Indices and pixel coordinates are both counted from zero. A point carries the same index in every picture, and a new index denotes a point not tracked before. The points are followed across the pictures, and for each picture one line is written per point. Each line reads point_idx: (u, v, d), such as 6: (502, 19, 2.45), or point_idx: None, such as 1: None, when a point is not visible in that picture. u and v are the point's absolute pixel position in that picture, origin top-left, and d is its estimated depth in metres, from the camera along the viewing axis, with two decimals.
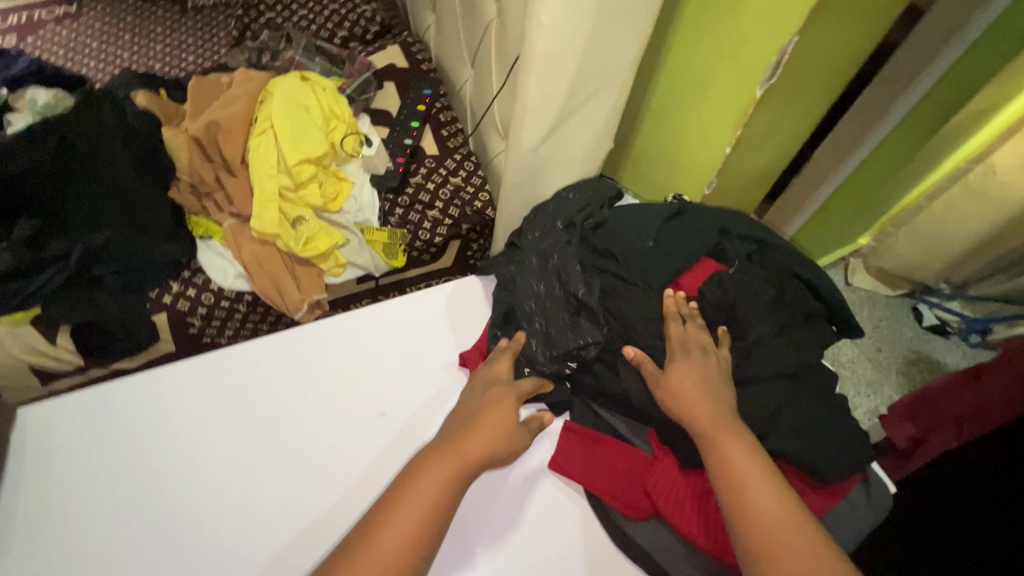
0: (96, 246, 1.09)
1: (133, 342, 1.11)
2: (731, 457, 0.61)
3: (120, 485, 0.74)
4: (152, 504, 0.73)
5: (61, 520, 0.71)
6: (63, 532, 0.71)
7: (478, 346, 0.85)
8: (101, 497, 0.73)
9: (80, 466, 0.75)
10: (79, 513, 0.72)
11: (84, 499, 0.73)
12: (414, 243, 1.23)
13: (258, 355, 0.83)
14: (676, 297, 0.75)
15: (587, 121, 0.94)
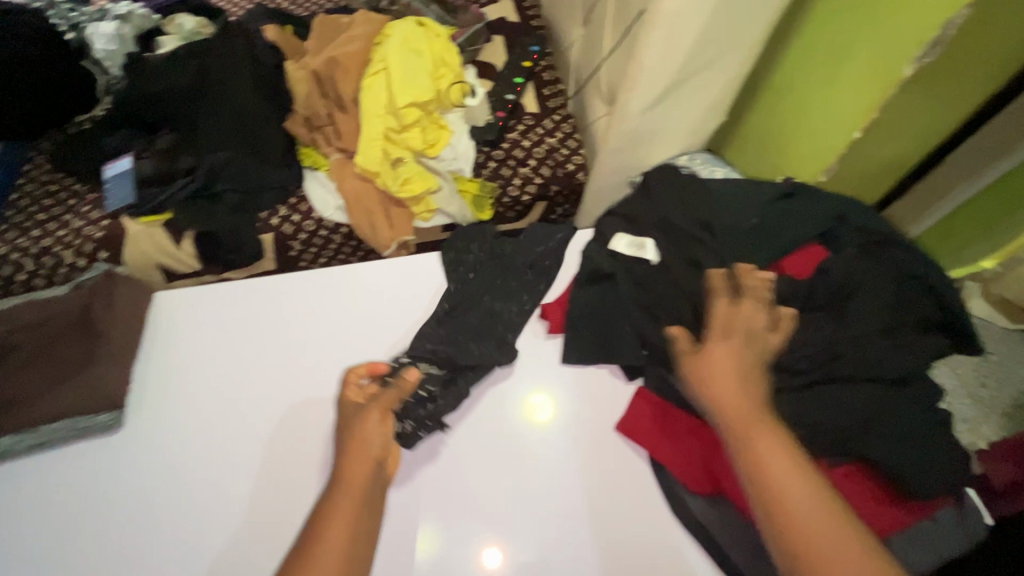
0: (218, 164, 1.17)
1: (242, 255, 1.21)
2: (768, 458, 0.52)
3: (223, 395, 0.74)
4: (262, 399, 0.74)
5: (166, 413, 0.72)
6: (165, 427, 0.72)
7: (561, 299, 0.78)
8: (220, 381, 0.75)
9: (195, 362, 0.76)
10: (200, 392, 0.74)
11: (190, 399, 0.73)
12: (502, 199, 1.26)
13: (368, 275, 0.83)
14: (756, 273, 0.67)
15: (703, 87, 0.89)
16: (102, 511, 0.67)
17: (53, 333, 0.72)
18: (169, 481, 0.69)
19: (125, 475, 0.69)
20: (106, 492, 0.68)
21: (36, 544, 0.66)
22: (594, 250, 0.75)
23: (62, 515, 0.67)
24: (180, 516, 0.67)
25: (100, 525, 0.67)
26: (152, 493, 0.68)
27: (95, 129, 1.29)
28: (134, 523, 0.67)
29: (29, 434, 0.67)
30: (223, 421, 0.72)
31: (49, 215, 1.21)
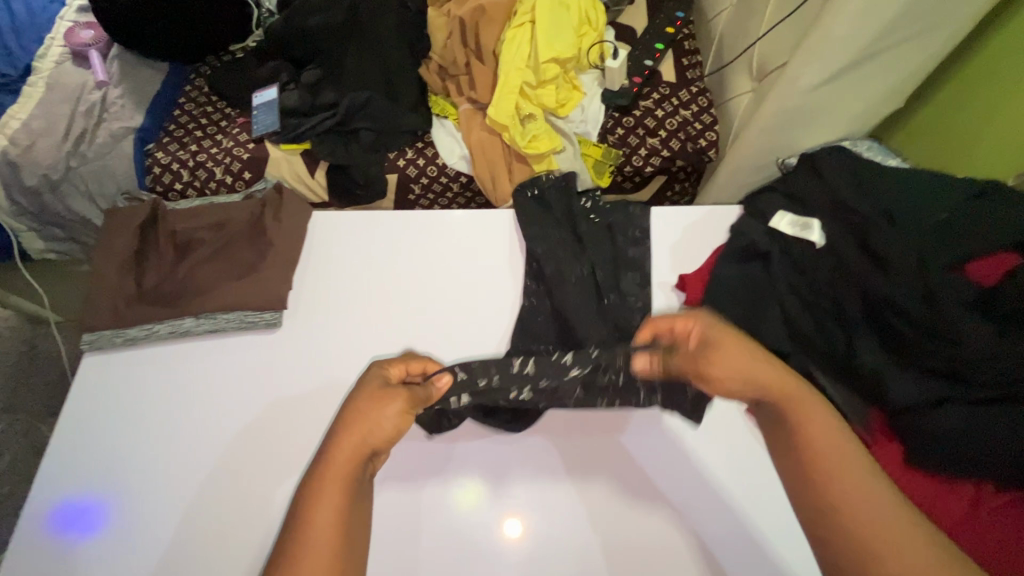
0: (359, 102, 1.22)
1: (368, 191, 1.26)
2: (811, 430, 0.52)
3: (332, 338, 0.74)
4: (406, 331, 0.75)
5: (271, 339, 0.73)
6: (263, 352, 0.72)
7: (702, 270, 0.75)
8: (355, 313, 0.76)
9: (326, 290, 0.77)
10: (341, 318, 0.75)
11: (304, 331, 0.74)
12: (623, 167, 1.22)
13: (519, 228, 0.83)
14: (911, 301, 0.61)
15: (887, 69, 0.82)
16: (219, 415, 0.69)
17: (228, 231, 0.77)
18: (284, 401, 0.69)
19: (247, 384, 0.71)
20: (228, 397, 0.70)
21: (157, 431, 0.68)
22: (750, 226, 0.73)
23: (185, 409, 0.69)
24: (282, 439, 0.67)
25: (214, 428, 0.68)
26: (264, 410, 0.69)
27: (251, 58, 1.39)
28: (242, 435, 0.68)
29: (197, 321, 0.72)
30: (366, 347, 0.74)
31: (205, 134, 1.31)
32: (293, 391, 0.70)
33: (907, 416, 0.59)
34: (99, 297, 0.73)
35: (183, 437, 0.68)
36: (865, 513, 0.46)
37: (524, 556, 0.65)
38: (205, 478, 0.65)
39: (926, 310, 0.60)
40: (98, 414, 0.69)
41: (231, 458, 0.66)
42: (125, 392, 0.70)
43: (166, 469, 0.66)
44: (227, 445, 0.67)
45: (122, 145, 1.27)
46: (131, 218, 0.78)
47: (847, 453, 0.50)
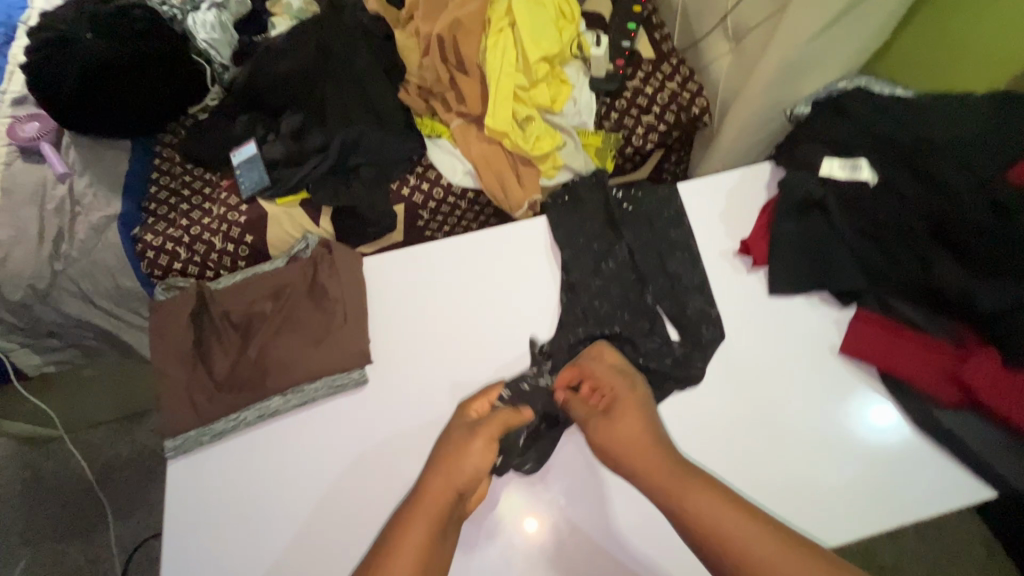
0: (351, 139, 1.21)
1: (379, 227, 1.22)
2: (699, 499, 0.57)
3: (420, 381, 0.72)
4: (490, 361, 0.74)
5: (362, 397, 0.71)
6: (356, 412, 0.70)
7: (762, 233, 0.78)
8: (435, 349, 0.74)
9: (401, 335, 0.75)
10: (422, 362, 0.73)
11: (390, 381, 0.72)
12: (625, 149, 1.25)
13: (575, 229, 0.81)
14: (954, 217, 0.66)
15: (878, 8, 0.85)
16: (317, 490, 0.66)
17: (287, 299, 0.75)
18: (385, 462, 0.67)
19: (341, 451, 0.68)
20: (324, 470, 0.67)
21: (255, 518, 0.65)
22: (802, 180, 0.75)
23: (281, 490, 0.66)
24: (386, 503, 0.65)
25: (314, 504, 0.65)
26: (365, 477, 0.67)
27: (216, 115, 1.30)
28: (340, 509, 0.65)
29: (286, 398, 0.70)
30: (458, 385, 0.72)
31: (192, 205, 1.22)
32: (393, 450, 0.68)
33: (1009, 320, 0.62)
34: (174, 397, 0.69)
35: (283, 519, 0.65)
36: (754, 552, 0.52)
37: (533, 553, 0.65)
38: (312, 558, 0.63)
39: (995, 220, 0.64)
40: (188, 510, 0.65)
41: (330, 533, 0.64)
42: (211, 483, 0.67)
43: (265, 558, 0.63)
44: (332, 521, 0.65)
45: (108, 235, 1.17)
46: (179, 310, 0.74)
47: (721, 502, 0.56)
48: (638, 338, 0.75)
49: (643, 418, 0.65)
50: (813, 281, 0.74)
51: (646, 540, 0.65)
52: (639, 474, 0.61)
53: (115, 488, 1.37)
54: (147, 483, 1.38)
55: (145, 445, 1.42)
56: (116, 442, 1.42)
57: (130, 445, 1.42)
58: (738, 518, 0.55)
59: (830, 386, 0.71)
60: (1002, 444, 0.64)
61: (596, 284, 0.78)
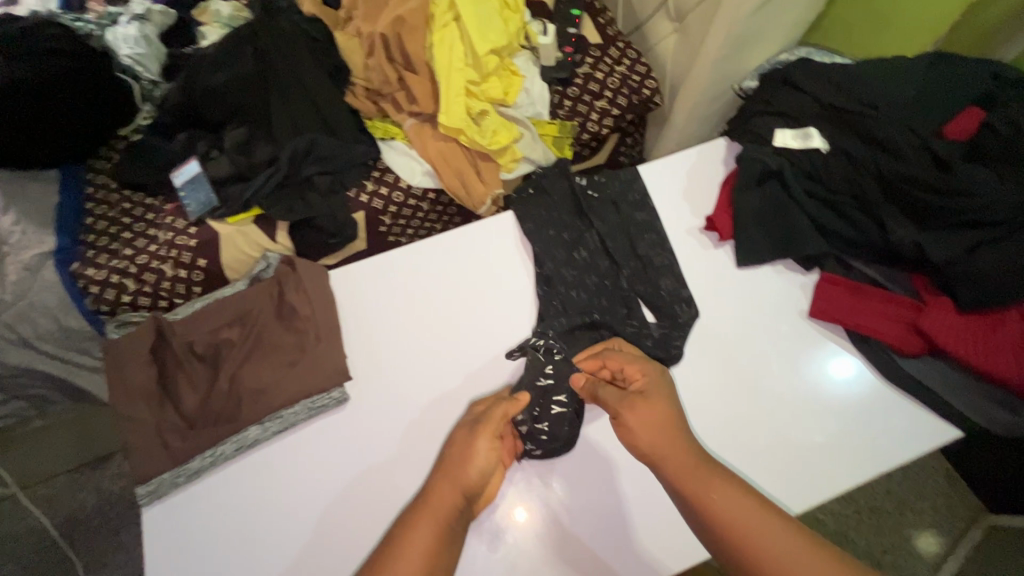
0: (302, 148, 1.15)
1: (341, 237, 1.18)
2: (710, 490, 0.53)
3: (401, 393, 0.70)
4: (471, 365, 0.72)
5: (344, 417, 0.68)
6: (338, 434, 0.67)
7: (725, 207, 0.79)
8: (414, 359, 0.72)
9: (377, 346, 0.73)
10: (401, 374, 0.71)
11: (371, 396, 0.70)
12: (581, 137, 1.25)
13: (542, 221, 0.81)
14: (910, 177, 0.68)
15: None
16: (304, 520, 0.63)
17: (254, 322, 0.72)
18: (372, 483, 0.65)
19: (326, 476, 0.65)
20: (309, 497, 0.64)
21: (241, 555, 0.62)
22: (758, 151, 0.78)
23: (266, 522, 0.63)
24: (377, 525, 0.63)
25: (302, 534, 0.63)
26: (353, 500, 0.64)
27: (150, 135, 1.22)
28: (332, 534, 0.63)
29: (264, 426, 0.66)
30: (441, 393, 0.70)
31: (135, 233, 1.15)
32: (379, 469, 0.66)
33: (956, 268, 0.65)
34: (141, 439, 0.65)
35: (270, 553, 0.62)
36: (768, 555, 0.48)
37: (524, 543, 0.65)
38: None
39: (942, 175, 0.67)
40: (167, 555, 0.62)
41: (319, 565, 0.61)
42: (191, 523, 0.63)
43: None
44: (321, 550, 0.62)
45: (44, 274, 1.08)
46: (136, 346, 0.70)
47: (732, 494, 0.53)
48: (616, 323, 0.76)
49: (675, 410, 0.61)
50: (779, 250, 0.76)
51: (636, 519, 0.66)
52: (660, 463, 0.57)
53: (81, 542, 1.28)
54: (116, 531, 1.30)
55: (110, 492, 1.34)
56: (76, 492, 1.33)
57: (93, 494, 1.34)
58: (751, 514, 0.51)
59: (802, 350, 0.74)
60: (963, 385, 0.68)
61: (571, 274, 0.78)
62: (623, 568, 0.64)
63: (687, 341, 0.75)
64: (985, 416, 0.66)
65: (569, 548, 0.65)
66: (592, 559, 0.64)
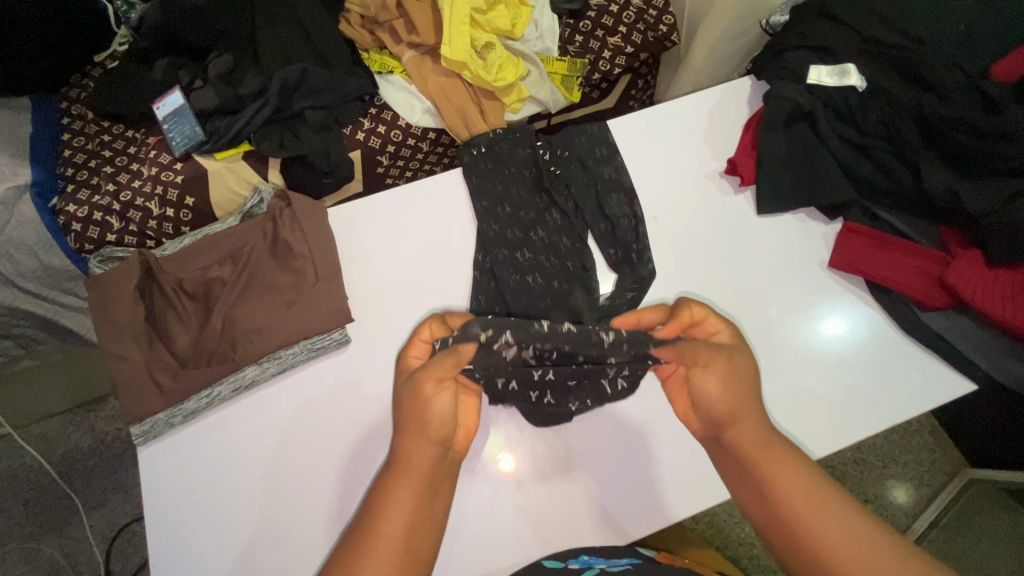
0: (294, 79, 1.06)
1: (337, 178, 1.12)
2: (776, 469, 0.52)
3: (400, 341, 0.67)
4: (476, 308, 0.69)
5: (342, 364, 0.65)
6: (336, 382, 0.65)
7: (748, 150, 0.74)
8: (415, 305, 0.69)
9: (376, 292, 0.69)
10: (403, 317, 0.68)
11: (371, 343, 0.67)
12: (592, 76, 1.18)
13: (555, 159, 0.76)
14: (954, 121, 0.63)
15: None
16: (298, 468, 0.62)
17: (247, 260, 0.67)
18: (370, 430, 0.63)
19: (321, 422, 0.63)
20: (305, 444, 0.62)
21: (232, 499, 0.61)
22: (790, 88, 0.71)
23: (260, 466, 0.62)
24: (373, 472, 0.62)
25: (294, 483, 0.61)
26: (349, 450, 0.62)
27: (129, 62, 1.14)
28: (328, 480, 0.61)
29: (262, 367, 0.63)
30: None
31: (116, 167, 1.08)
32: (378, 416, 0.64)
33: (993, 219, 0.61)
34: (131, 377, 0.61)
35: (261, 497, 0.61)
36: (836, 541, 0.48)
37: (504, 494, 0.65)
38: (290, 537, 0.60)
39: (988, 118, 0.62)
40: (160, 491, 0.61)
41: (310, 512, 0.60)
42: (186, 462, 0.61)
43: (252, 537, 0.60)
44: (313, 497, 0.61)
45: (21, 208, 1.00)
46: (119, 281, 0.65)
47: (808, 486, 0.51)
48: (628, 270, 0.72)
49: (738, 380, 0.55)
50: (804, 197, 0.72)
51: (645, 469, 0.66)
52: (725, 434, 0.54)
53: (79, 481, 1.29)
54: (117, 470, 1.31)
55: (106, 433, 1.33)
56: (72, 433, 1.32)
57: (90, 434, 1.33)
58: (820, 501, 0.50)
59: (820, 301, 0.72)
60: (981, 339, 0.66)
61: (582, 216, 0.75)
62: (637, 515, 0.65)
63: (702, 291, 0.72)
64: (1005, 372, 0.65)
65: (549, 500, 0.65)
66: (597, 511, 0.65)
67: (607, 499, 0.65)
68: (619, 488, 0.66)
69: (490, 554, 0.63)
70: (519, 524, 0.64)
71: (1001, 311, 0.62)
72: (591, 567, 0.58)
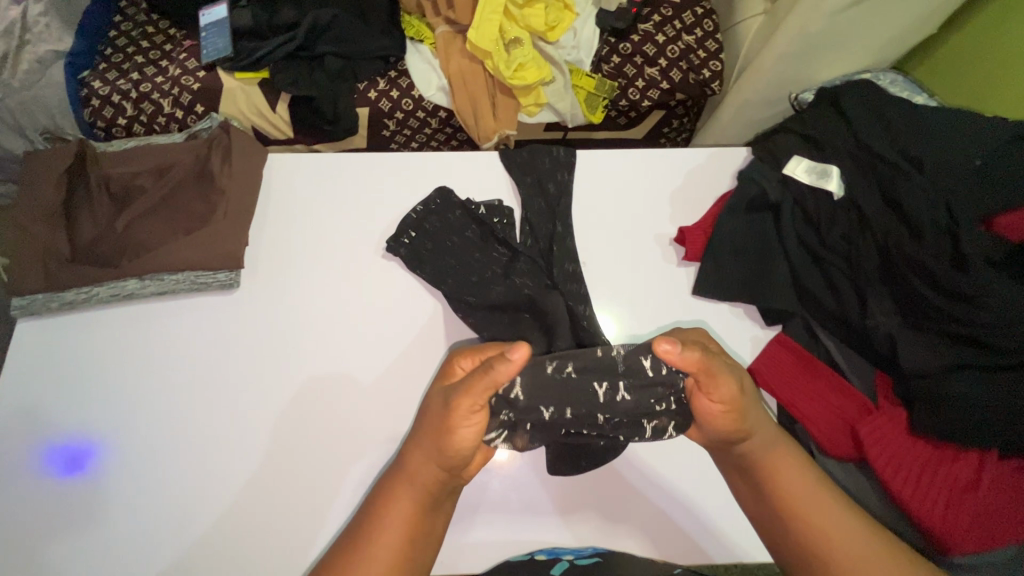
0: (323, 22, 1.09)
1: (339, 128, 1.12)
2: (783, 477, 0.52)
3: (287, 305, 0.67)
4: (370, 297, 0.68)
5: (231, 310, 0.67)
6: (219, 324, 0.66)
7: (705, 224, 0.68)
8: (315, 276, 0.68)
9: (289, 251, 0.69)
10: (362, 312, 0.67)
11: (264, 300, 0.67)
12: (618, 102, 1.11)
13: (512, 173, 0.73)
14: (916, 264, 0.56)
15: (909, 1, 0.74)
16: (152, 390, 0.63)
17: (172, 178, 0.69)
18: (336, 422, 0.62)
19: (287, 401, 0.63)
20: (257, 410, 0.62)
21: (193, 471, 0.60)
22: (762, 173, 0.67)
23: (226, 441, 0.61)
24: (337, 465, 0.61)
25: (262, 465, 0.61)
26: (200, 391, 0.63)
27: None
28: (175, 413, 0.62)
29: (143, 283, 0.66)
30: (403, 339, 0.66)
31: (147, 59, 1.11)
32: (239, 369, 0.64)
33: (922, 385, 0.55)
34: (28, 253, 0.65)
35: (212, 460, 0.61)
36: (831, 535, 0.49)
37: (509, 487, 0.61)
38: (120, 452, 0.61)
39: (955, 274, 0.55)
40: (114, 446, 0.61)
41: (278, 496, 0.60)
42: (132, 404, 0.63)
43: (85, 438, 0.61)
44: (155, 422, 0.62)
45: (52, 72, 1.07)
46: (56, 164, 0.68)
47: (810, 490, 0.52)
48: (521, 303, 0.65)
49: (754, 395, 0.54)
50: (745, 291, 0.65)
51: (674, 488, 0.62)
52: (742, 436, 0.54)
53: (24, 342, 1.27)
54: None
55: None
56: None
57: None
58: (813, 495, 0.52)
59: None
60: (893, 521, 0.56)
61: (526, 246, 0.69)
62: (692, 528, 0.61)
63: None
64: None
65: (568, 507, 0.61)
66: (643, 529, 0.61)
67: (650, 518, 0.61)
68: (658, 506, 0.61)
69: (514, 547, 0.59)
70: (531, 520, 0.60)
71: (903, 485, 0.55)
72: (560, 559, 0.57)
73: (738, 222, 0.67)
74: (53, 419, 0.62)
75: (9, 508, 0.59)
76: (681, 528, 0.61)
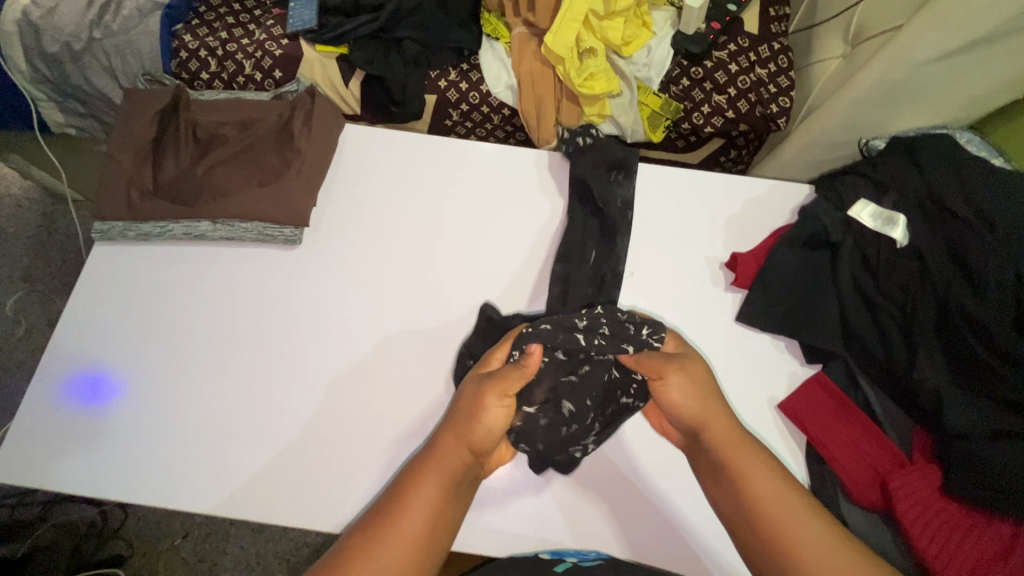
0: (406, 8, 1.13)
1: (405, 111, 1.15)
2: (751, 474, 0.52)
3: (345, 267, 0.70)
4: (422, 273, 0.70)
5: (285, 265, 0.70)
6: (274, 276, 0.69)
7: (757, 253, 0.68)
8: (372, 245, 0.71)
9: (352, 218, 0.72)
10: (414, 286, 0.69)
11: (317, 261, 0.70)
12: (681, 124, 1.12)
13: (572, 174, 0.74)
14: (972, 321, 0.56)
15: (992, 63, 0.74)
16: (204, 330, 0.67)
17: (255, 133, 0.74)
18: (374, 387, 0.64)
19: (334, 360, 0.65)
20: (298, 365, 0.65)
21: (237, 415, 0.63)
22: (825, 211, 0.67)
23: (273, 390, 0.64)
24: (364, 432, 0.62)
25: (307, 420, 0.62)
26: (247, 337, 0.66)
27: None
28: (222, 354, 0.65)
29: (214, 225, 0.69)
30: (445, 319, 0.67)
31: (237, 21, 1.16)
32: (287, 323, 0.67)
33: (963, 444, 0.54)
34: (114, 183, 0.70)
35: (251, 405, 0.63)
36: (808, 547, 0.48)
37: (515, 483, 0.62)
38: (167, 383, 0.64)
39: (1012, 338, 0.54)
40: (170, 377, 0.64)
41: (312, 455, 0.61)
42: (185, 340, 0.66)
43: (137, 365, 0.65)
44: (202, 360, 0.65)
45: (149, 20, 1.10)
46: (151, 104, 0.73)
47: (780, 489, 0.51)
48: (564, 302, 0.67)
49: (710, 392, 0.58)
50: (790, 325, 0.65)
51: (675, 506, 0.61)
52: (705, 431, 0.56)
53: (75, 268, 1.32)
54: None
55: None
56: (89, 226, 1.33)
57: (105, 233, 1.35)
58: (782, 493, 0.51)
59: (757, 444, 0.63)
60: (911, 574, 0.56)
61: (578, 248, 0.70)
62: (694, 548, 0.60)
63: None
64: None
65: (571, 503, 0.61)
66: (641, 542, 0.60)
67: (651, 535, 0.60)
68: (659, 524, 0.61)
69: (520, 541, 0.60)
70: (536, 519, 0.61)
71: (928, 541, 0.54)
72: (563, 559, 0.57)
73: (790, 256, 0.67)
74: (119, 344, 0.66)
75: (59, 419, 0.63)
76: (680, 546, 0.60)
